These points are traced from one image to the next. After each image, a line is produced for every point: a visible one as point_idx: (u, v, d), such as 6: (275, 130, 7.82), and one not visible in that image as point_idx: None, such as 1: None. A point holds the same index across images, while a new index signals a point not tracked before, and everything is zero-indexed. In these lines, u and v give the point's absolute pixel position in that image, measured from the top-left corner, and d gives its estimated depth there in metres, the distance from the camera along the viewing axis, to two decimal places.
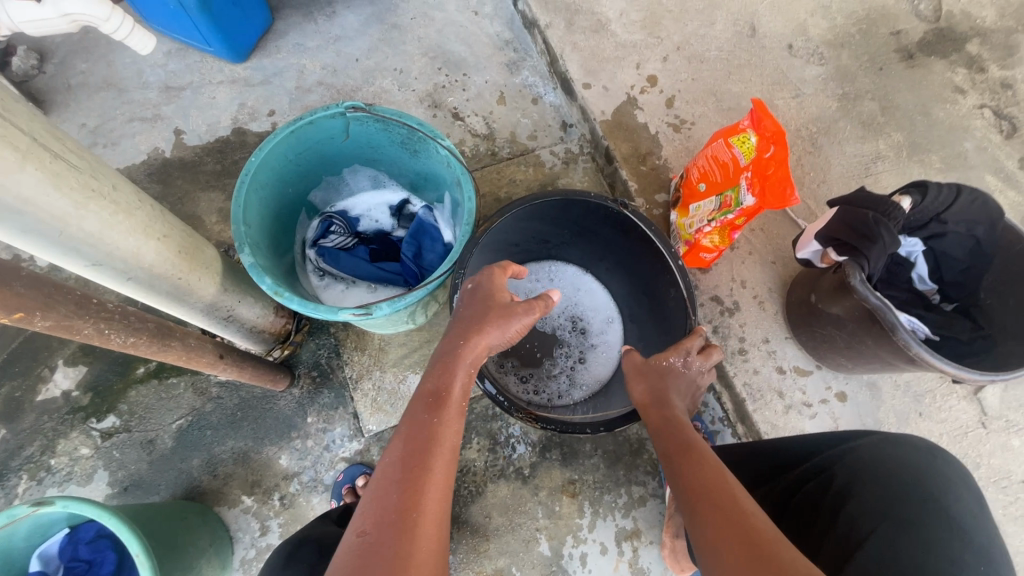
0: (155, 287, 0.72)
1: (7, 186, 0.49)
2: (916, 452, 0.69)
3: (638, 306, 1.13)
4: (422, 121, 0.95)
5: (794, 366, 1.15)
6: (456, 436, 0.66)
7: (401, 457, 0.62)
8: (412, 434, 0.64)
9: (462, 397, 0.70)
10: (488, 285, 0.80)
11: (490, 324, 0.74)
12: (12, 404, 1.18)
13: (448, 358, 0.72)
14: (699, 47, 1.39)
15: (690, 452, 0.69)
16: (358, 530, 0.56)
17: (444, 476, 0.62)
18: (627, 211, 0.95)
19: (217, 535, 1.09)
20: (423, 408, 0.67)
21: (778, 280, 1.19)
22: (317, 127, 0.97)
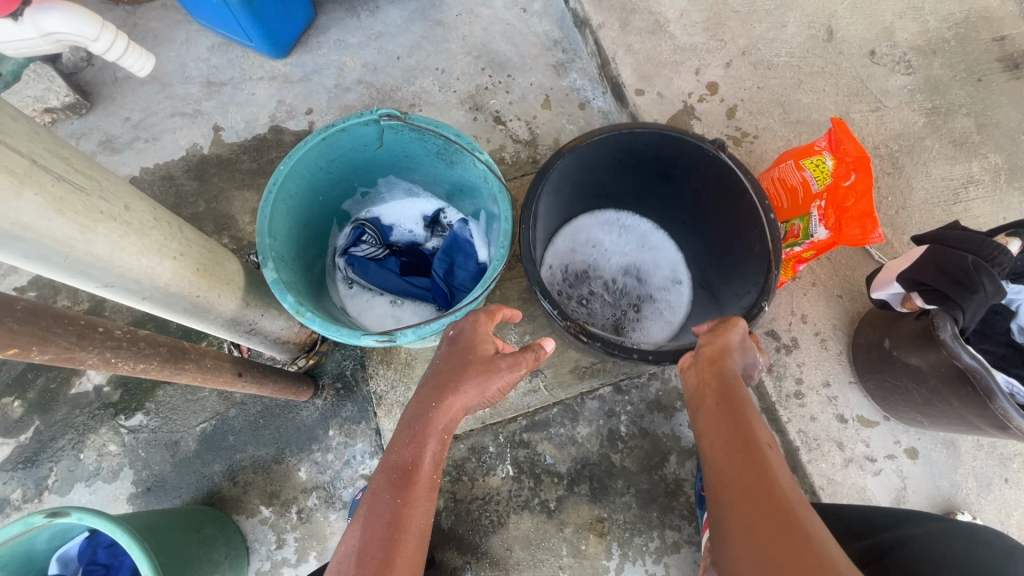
0: (172, 305, 0.69)
1: (4, 213, 0.45)
2: (990, 553, 0.59)
3: (707, 293, 1.06)
4: (460, 132, 0.89)
5: (857, 415, 1.03)
6: (424, 515, 0.68)
7: (359, 548, 0.63)
8: (374, 519, 0.66)
9: (432, 470, 0.71)
10: (469, 334, 0.76)
11: (466, 384, 0.72)
12: (47, 395, 1.20)
13: (417, 423, 0.71)
14: (767, 52, 1.26)
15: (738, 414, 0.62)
16: None
17: (409, 566, 0.63)
18: (722, 153, 0.84)
19: (233, 545, 1.07)
20: (387, 486, 0.68)
21: (844, 318, 1.08)
22: (350, 134, 0.92)
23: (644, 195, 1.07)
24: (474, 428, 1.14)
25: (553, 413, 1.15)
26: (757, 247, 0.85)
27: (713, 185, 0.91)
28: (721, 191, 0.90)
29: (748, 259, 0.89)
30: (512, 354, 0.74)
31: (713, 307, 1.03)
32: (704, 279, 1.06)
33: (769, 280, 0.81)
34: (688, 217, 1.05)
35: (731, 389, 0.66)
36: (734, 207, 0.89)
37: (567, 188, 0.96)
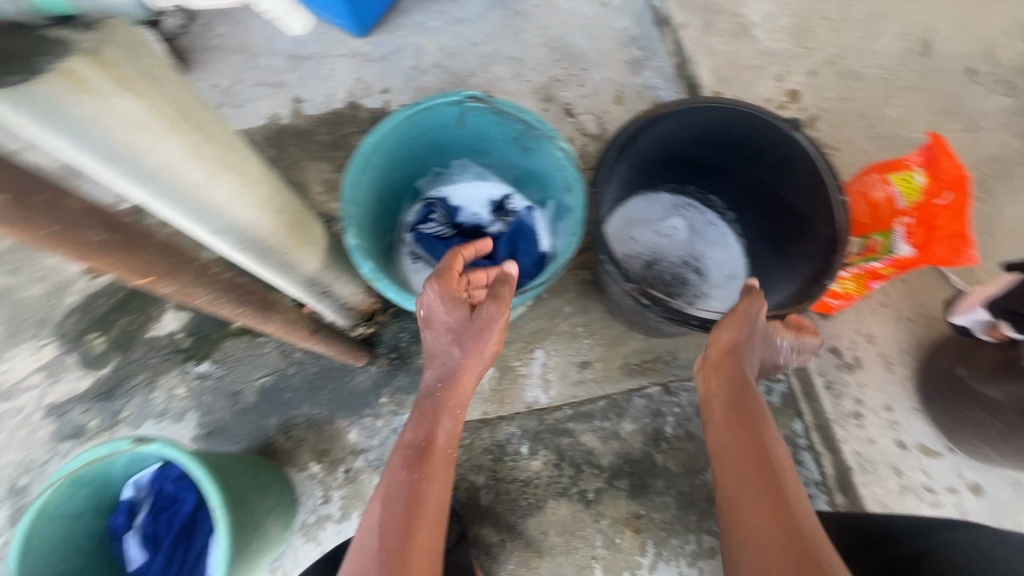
0: (264, 258, 0.72)
1: (152, 154, 0.48)
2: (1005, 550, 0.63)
3: (756, 280, 1.02)
4: (542, 119, 0.92)
5: (919, 443, 1.00)
6: (440, 490, 0.77)
7: (381, 519, 0.73)
8: (395, 493, 0.75)
9: (445, 445, 0.81)
10: (438, 311, 0.82)
11: (460, 354, 0.83)
12: (127, 335, 1.29)
13: (431, 407, 0.82)
14: (855, 62, 1.23)
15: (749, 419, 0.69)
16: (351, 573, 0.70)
17: (427, 533, 0.73)
18: (798, 134, 0.83)
19: (285, 496, 1.12)
20: (405, 462, 0.78)
21: (913, 342, 1.04)
22: (434, 113, 0.95)
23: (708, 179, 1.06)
24: (520, 411, 1.17)
25: (599, 406, 1.16)
26: (823, 230, 0.84)
27: (782, 171, 0.90)
28: (792, 176, 0.89)
29: (810, 243, 0.88)
30: (488, 301, 0.82)
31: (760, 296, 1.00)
32: (756, 269, 1.04)
33: (836, 261, 0.80)
34: (751, 206, 1.03)
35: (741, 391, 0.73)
36: (805, 197, 0.88)
37: (635, 165, 0.96)
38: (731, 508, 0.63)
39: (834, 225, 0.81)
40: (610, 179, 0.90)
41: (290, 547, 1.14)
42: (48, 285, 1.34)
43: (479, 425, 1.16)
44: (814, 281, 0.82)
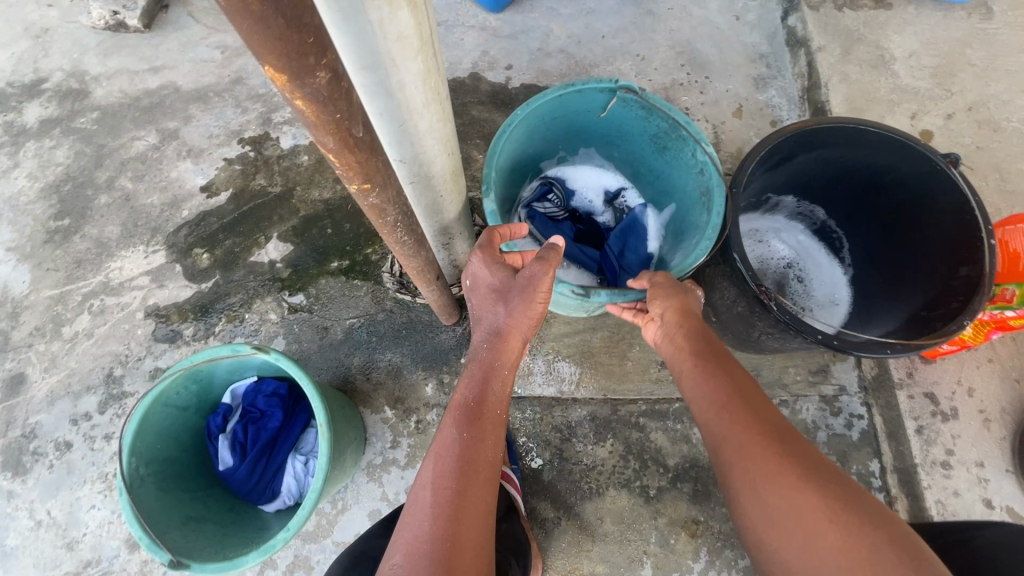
0: (424, 196, 0.75)
1: (399, 70, 0.51)
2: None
3: (868, 311, 1.01)
4: (691, 122, 0.93)
5: (1007, 506, 0.97)
6: (493, 449, 0.68)
7: (432, 480, 0.63)
8: (444, 453, 0.65)
9: (496, 408, 0.72)
10: (483, 276, 0.81)
11: (513, 315, 0.77)
12: (231, 257, 1.36)
13: (481, 368, 0.75)
14: (996, 113, 1.20)
15: (718, 359, 0.76)
16: (392, 561, 0.57)
17: (482, 497, 0.63)
18: (953, 169, 0.82)
19: (360, 432, 1.16)
20: (454, 421, 0.68)
21: (1017, 403, 1.02)
22: (583, 97, 0.98)
23: (835, 204, 1.05)
24: (594, 397, 1.19)
25: (674, 408, 1.17)
26: (963, 270, 0.82)
27: (921, 208, 0.90)
28: (936, 213, 0.87)
29: (942, 281, 0.86)
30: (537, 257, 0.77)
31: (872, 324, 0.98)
32: (867, 298, 1.02)
33: (977, 303, 0.78)
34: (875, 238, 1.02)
35: (709, 343, 0.79)
36: (947, 236, 0.86)
37: (771, 174, 0.96)
38: (718, 437, 0.67)
39: (979, 267, 0.80)
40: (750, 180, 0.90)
41: (353, 482, 1.18)
42: (167, 196, 1.43)
43: (552, 402, 1.19)
44: (947, 321, 0.80)
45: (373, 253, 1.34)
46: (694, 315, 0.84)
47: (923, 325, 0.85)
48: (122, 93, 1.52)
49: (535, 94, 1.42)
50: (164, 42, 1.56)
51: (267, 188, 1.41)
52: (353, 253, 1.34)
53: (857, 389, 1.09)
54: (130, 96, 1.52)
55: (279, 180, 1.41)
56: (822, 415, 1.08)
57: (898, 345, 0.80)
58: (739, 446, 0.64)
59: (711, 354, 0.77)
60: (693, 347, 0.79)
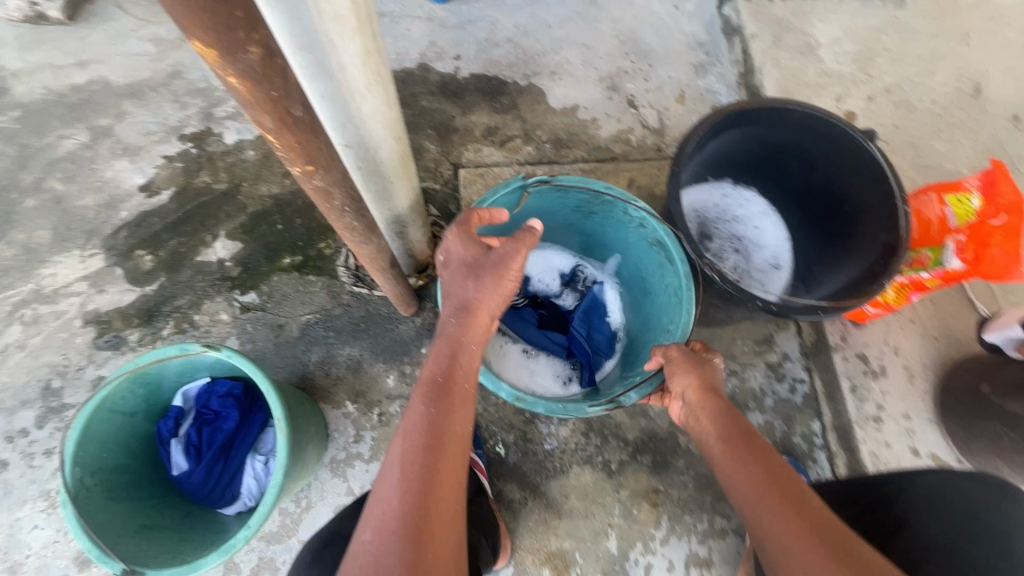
0: (374, 182, 0.75)
1: (337, 50, 0.51)
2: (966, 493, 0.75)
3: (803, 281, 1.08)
4: (611, 185, 0.93)
5: (931, 453, 1.06)
6: (463, 422, 0.68)
7: (401, 456, 0.63)
8: (413, 428, 0.65)
9: (464, 381, 0.72)
10: (457, 251, 0.81)
11: (483, 290, 0.78)
12: (176, 257, 1.31)
13: (449, 344, 0.74)
14: (911, 94, 1.30)
15: (751, 443, 0.74)
16: (362, 537, 0.58)
17: (452, 472, 0.63)
18: (872, 144, 0.89)
19: (321, 428, 1.15)
20: (423, 396, 0.68)
21: (936, 359, 1.11)
22: (499, 201, 0.95)
23: (769, 183, 1.11)
24: None
25: None
26: (883, 236, 0.89)
27: (845, 182, 0.97)
28: (858, 184, 0.94)
29: (867, 247, 0.93)
30: (514, 239, 0.81)
31: (809, 288, 1.05)
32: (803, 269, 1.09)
33: (895, 266, 0.85)
34: (806, 215, 1.08)
35: (741, 425, 0.77)
36: (869, 204, 0.93)
37: (709, 155, 1.01)
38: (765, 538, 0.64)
39: (896, 233, 0.87)
40: (688, 163, 0.95)
41: (316, 480, 1.16)
42: (102, 197, 1.36)
43: None
44: (872, 282, 0.87)
45: (327, 248, 1.31)
46: (718, 393, 0.82)
47: (851, 289, 0.92)
48: (45, 89, 1.43)
49: (484, 84, 1.43)
50: (91, 35, 1.47)
51: (211, 185, 1.36)
52: (306, 249, 1.31)
53: (798, 355, 1.15)
54: (54, 93, 1.43)
55: (224, 177, 1.37)
56: (768, 381, 1.14)
57: (827, 307, 0.87)
58: (786, 547, 0.61)
59: (746, 439, 0.75)
60: (723, 429, 0.77)
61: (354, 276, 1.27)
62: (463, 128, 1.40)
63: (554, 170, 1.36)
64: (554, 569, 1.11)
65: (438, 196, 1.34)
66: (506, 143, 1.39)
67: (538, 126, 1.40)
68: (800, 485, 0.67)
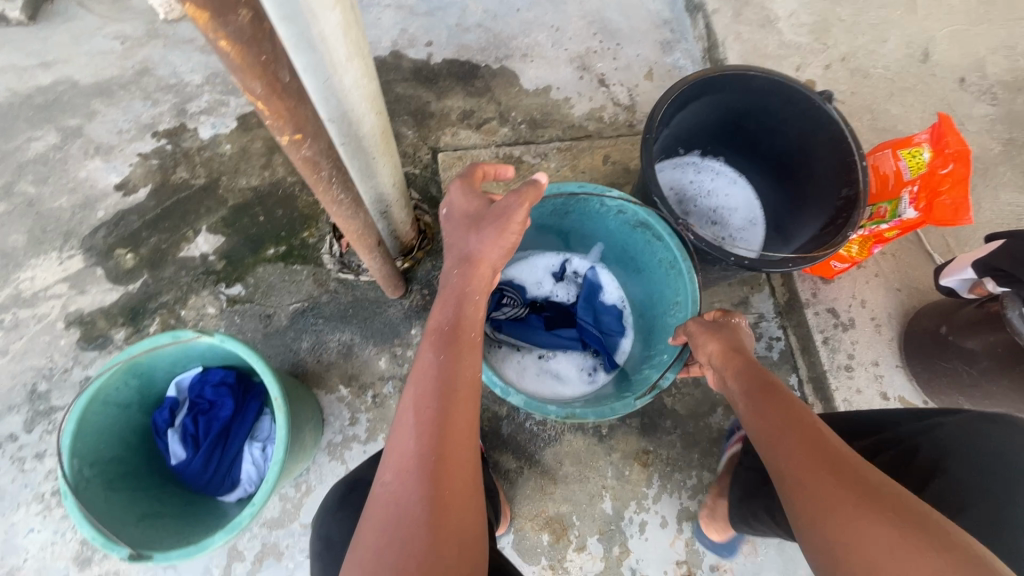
0: (357, 156, 0.77)
1: (319, 20, 0.54)
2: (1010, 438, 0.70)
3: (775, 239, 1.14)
4: (582, 184, 0.94)
5: (900, 395, 1.13)
6: (470, 370, 0.70)
7: (414, 403, 0.65)
8: (423, 377, 0.67)
9: (471, 331, 0.73)
10: (460, 205, 0.84)
11: (484, 242, 0.78)
12: (158, 254, 1.31)
13: (453, 294, 0.76)
14: (864, 62, 1.37)
15: (772, 392, 0.71)
16: (382, 479, 0.62)
17: (464, 417, 0.65)
18: (830, 104, 0.94)
19: (315, 411, 1.16)
20: (430, 345, 0.71)
21: (900, 308, 1.17)
22: None
23: (735, 150, 1.16)
24: None
25: None
26: (845, 191, 0.95)
27: (806, 143, 1.02)
28: (818, 145, 1.00)
29: (830, 203, 0.98)
30: (514, 189, 0.80)
31: (782, 244, 1.11)
32: (772, 229, 1.14)
33: (857, 217, 0.90)
34: (773, 178, 1.13)
35: (763, 375, 0.74)
36: (828, 163, 0.99)
37: (678, 125, 1.06)
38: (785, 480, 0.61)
39: (856, 187, 0.92)
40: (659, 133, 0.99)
41: (315, 463, 1.18)
42: (77, 198, 1.34)
43: None
44: (838, 232, 0.92)
45: (310, 236, 1.32)
46: (743, 353, 0.80)
47: (819, 243, 0.97)
48: (10, 91, 1.41)
49: (457, 68, 1.45)
50: (53, 35, 1.45)
51: (189, 180, 1.36)
52: (290, 238, 1.32)
53: (774, 314, 1.21)
54: (19, 95, 1.40)
55: (201, 172, 1.36)
56: None
57: (796, 259, 0.92)
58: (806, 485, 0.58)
59: (767, 388, 0.72)
60: (744, 383, 0.75)
61: (339, 263, 1.29)
62: (439, 113, 1.42)
63: (530, 149, 1.39)
64: (554, 533, 1.15)
65: (419, 180, 1.37)
66: (482, 125, 1.41)
67: (513, 107, 1.43)
68: (819, 425, 0.64)
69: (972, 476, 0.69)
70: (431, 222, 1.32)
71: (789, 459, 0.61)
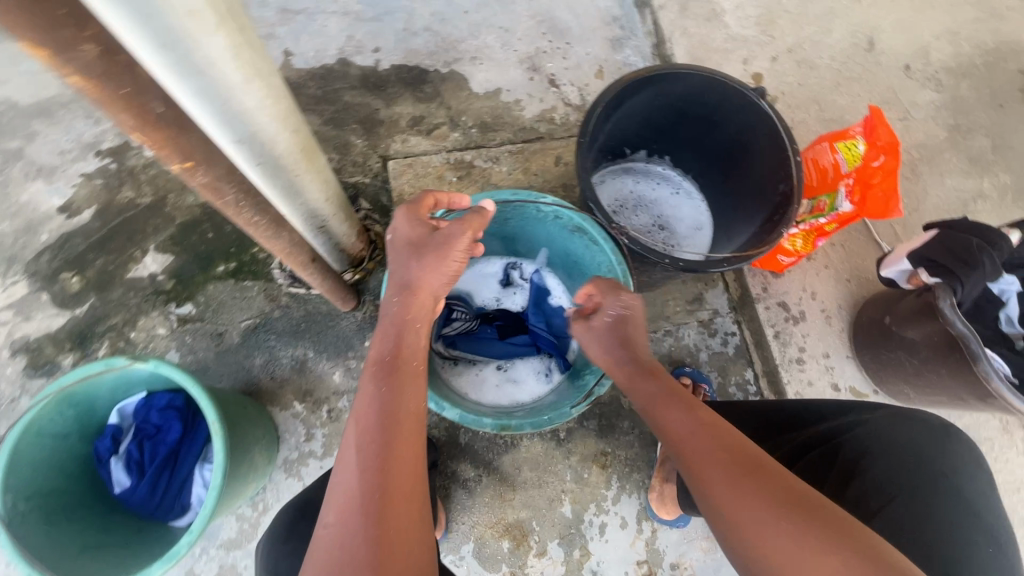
0: (277, 178, 0.74)
1: (201, 46, 0.51)
2: (918, 435, 0.75)
3: (719, 236, 1.15)
4: (515, 192, 0.94)
5: (850, 386, 1.14)
6: (414, 399, 0.69)
7: (355, 439, 0.64)
8: (365, 411, 0.65)
9: (413, 359, 0.72)
10: (404, 230, 0.81)
11: (428, 268, 0.77)
12: (106, 276, 1.28)
13: (394, 323, 0.75)
14: (811, 53, 1.37)
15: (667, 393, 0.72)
16: (324, 521, 0.59)
17: (406, 449, 0.64)
18: (763, 101, 0.94)
19: (269, 430, 1.15)
20: (371, 377, 0.69)
21: (849, 299, 1.18)
22: None
23: (677, 148, 1.16)
24: None
25: None
26: (782, 187, 0.95)
27: (744, 140, 1.02)
28: (756, 141, 0.99)
29: (769, 200, 0.98)
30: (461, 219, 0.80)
31: (727, 240, 1.11)
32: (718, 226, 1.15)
33: (792, 212, 0.91)
34: (716, 174, 1.13)
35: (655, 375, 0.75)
36: (766, 160, 0.99)
37: (616, 125, 1.05)
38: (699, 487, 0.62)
39: (790, 182, 0.92)
40: (595, 135, 0.98)
41: (271, 482, 1.17)
42: (19, 222, 1.31)
43: None
44: (774, 230, 0.92)
45: (261, 251, 1.30)
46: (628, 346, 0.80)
47: (758, 240, 0.97)
48: None
49: (406, 74, 1.43)
50: None
51: (135, 199, 1.33)
52: (239, 254, 1.30)
53: (728, 310, 1.21)
54: None
55: (148, 190, 1.34)
56: (700, 338, 1.20)
57: (732, 258, 0.92)
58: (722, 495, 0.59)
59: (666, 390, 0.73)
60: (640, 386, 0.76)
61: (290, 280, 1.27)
62: (388, 120, 1.40)
63: (481, 153, 1.38)
64: (514, 539, 1.15)
65: (369, 190, 1.35)
66: (432, 131, 1.40)
67: (463, 111, 1.41)
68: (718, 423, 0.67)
69: (888, 474, 0.73)
70: (381, 232, 1.30)
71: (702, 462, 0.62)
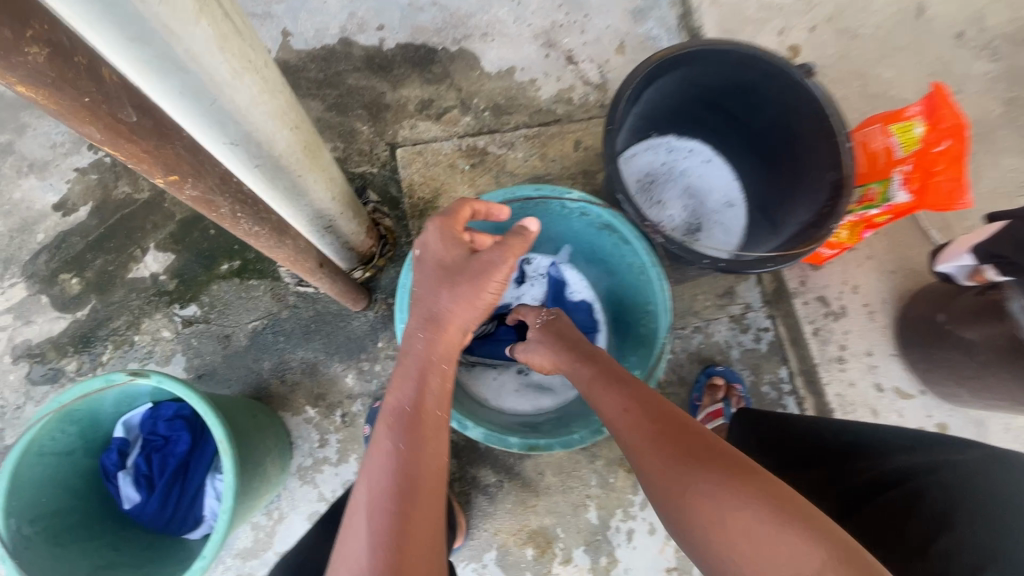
0: (278, 179, 0.67)
1: (181, 39, 0.44)
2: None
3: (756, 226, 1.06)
4: (538, 186, 0.86)
5: (895, 386, 1.07)
6: (437, 456, 0.61)
7: (367, 501, 0.56)
8: (378, 469, 0.58)
9: (435, 409, 0.65)
10: (436, 248, 0.75)
11: (461, 299, 0.71)
12: (106, 277, 1.23)
13: (417, 365, 0.68)
14: (854, 20, 1.25)
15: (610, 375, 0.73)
16: None
17: (426, 518, 0.56)
18: (811, 80, 0.84)
19: (281, 437, 1.10)
20: (387, 430, 0.61)
21: (894, 293, 1.10)
22: None
23: (711, 126, 1.06)
24: None
25: None
26: (830, 176, 0.86)
27: (786, 121, 0.93)
28: (800, 123, 0.90)
29: (815, 190, 0.89)
30: (500, 242, 0.73)
31: (766, 230, 1.03)
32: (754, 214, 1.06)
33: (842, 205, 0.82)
34: (754, 157, 1.04)
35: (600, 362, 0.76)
36: (811, 144, 0.90)
37: (647, 105, 0.96)
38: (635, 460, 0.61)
39: (840, 170, 0.84)
40: (625, 116, 0.89)
41: (286, 489, 1.13)
42: (14, 221, 1.26)
43: None
44: (823, 225, 0.84)
45: None
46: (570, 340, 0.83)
47: (802, 234, 0.89)
48: None
49: (412, 53, 1.33)
50: None
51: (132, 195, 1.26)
52: (243, 251, 1.24)
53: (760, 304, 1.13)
54: None
55: (144, 185, 1.27)
56: (732, 335, 1.12)
57: (777, 257, 0.84)
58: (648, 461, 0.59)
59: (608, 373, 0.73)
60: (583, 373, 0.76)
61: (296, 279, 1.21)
62: (395, 104, 1.31)
63: (495, 139, 1.29)
64: (537, 547, 1.11)
65: (377, 180, 1.28)
66: (442, 115, 1.31)
67: (474, 93, 1.32)
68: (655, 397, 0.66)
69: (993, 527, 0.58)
70: (391, 226, 1.24)
71: (635, 434, 0.62)
